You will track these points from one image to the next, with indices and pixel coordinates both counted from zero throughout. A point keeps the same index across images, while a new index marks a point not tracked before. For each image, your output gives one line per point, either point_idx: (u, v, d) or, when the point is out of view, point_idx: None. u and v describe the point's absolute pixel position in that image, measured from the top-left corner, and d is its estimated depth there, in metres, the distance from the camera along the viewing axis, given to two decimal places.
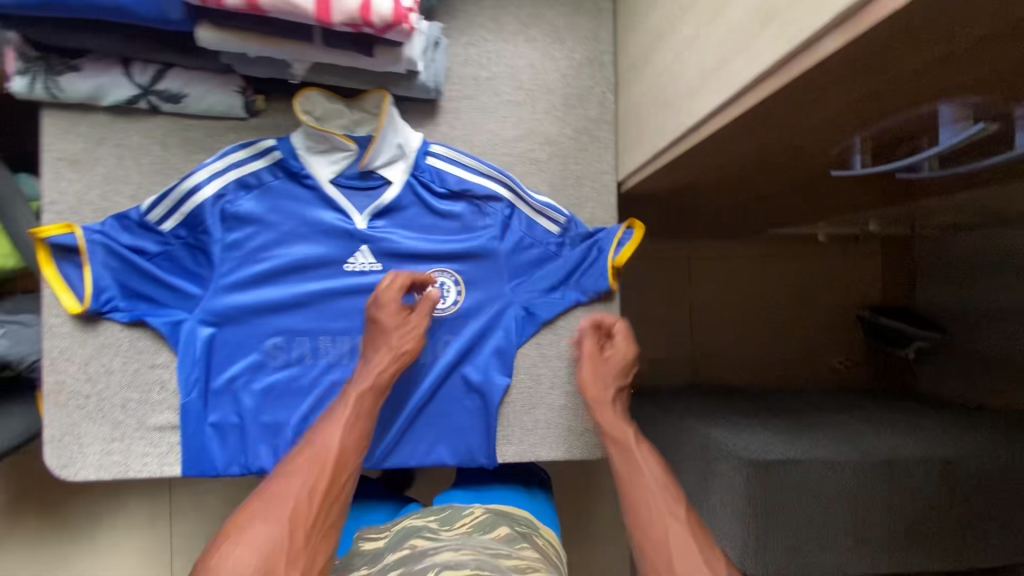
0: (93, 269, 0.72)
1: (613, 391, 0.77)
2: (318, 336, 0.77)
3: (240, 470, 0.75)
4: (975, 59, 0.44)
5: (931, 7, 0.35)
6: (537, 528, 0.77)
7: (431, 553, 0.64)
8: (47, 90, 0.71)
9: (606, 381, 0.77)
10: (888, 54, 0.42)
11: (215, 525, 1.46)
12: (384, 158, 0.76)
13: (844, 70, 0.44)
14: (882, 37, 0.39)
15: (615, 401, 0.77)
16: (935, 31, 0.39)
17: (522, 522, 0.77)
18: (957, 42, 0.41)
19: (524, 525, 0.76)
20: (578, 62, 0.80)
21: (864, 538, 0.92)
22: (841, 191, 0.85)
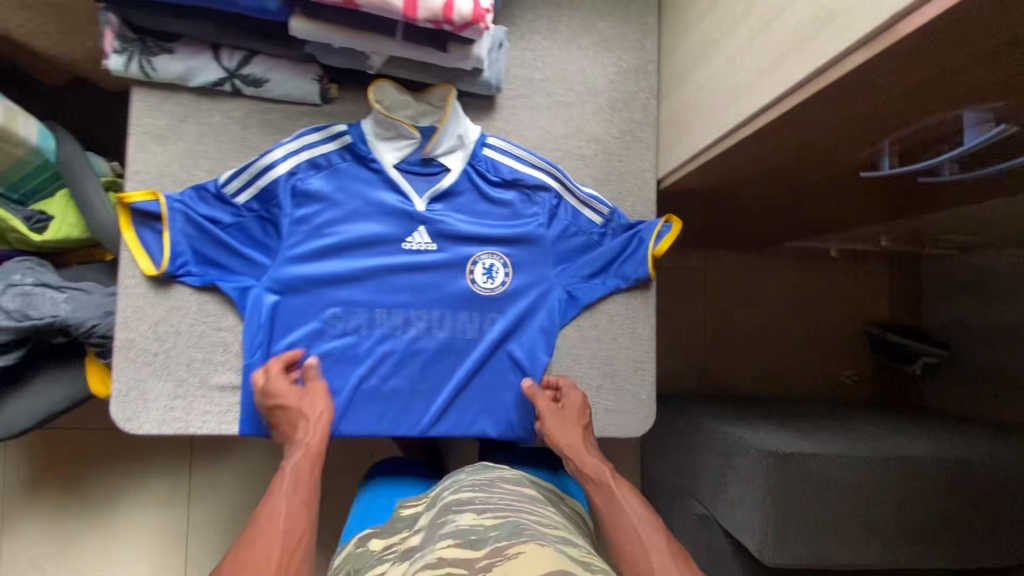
0: (171, 234, 0.78)
1: (581, 434, 0.79)
2: (374, 308, 0.83)
3: None
4: (1003, 66, 0.50)
5: (974, 11, 0.42)
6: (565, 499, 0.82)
7: (453, 517, 0.64)
8: (141, 69, 0.78)
9: (571, 429, 0.79)
10: (930, 55, 0.49)
11: (233, 507, 1.48)
12: (444, 147, 0.83)
13: (889, 68, 0.51)
14: (929, 36, 0.45)
15: (587, 443, 0.79)
16: (973, 34, 0.46)
17: (551, 491, 0.81)
18: (989, 48, 0.48)
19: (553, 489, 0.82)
20: (624, 69, 0.87)
21: (878, 531, 0.97)
22: (863, 199, 0.92)
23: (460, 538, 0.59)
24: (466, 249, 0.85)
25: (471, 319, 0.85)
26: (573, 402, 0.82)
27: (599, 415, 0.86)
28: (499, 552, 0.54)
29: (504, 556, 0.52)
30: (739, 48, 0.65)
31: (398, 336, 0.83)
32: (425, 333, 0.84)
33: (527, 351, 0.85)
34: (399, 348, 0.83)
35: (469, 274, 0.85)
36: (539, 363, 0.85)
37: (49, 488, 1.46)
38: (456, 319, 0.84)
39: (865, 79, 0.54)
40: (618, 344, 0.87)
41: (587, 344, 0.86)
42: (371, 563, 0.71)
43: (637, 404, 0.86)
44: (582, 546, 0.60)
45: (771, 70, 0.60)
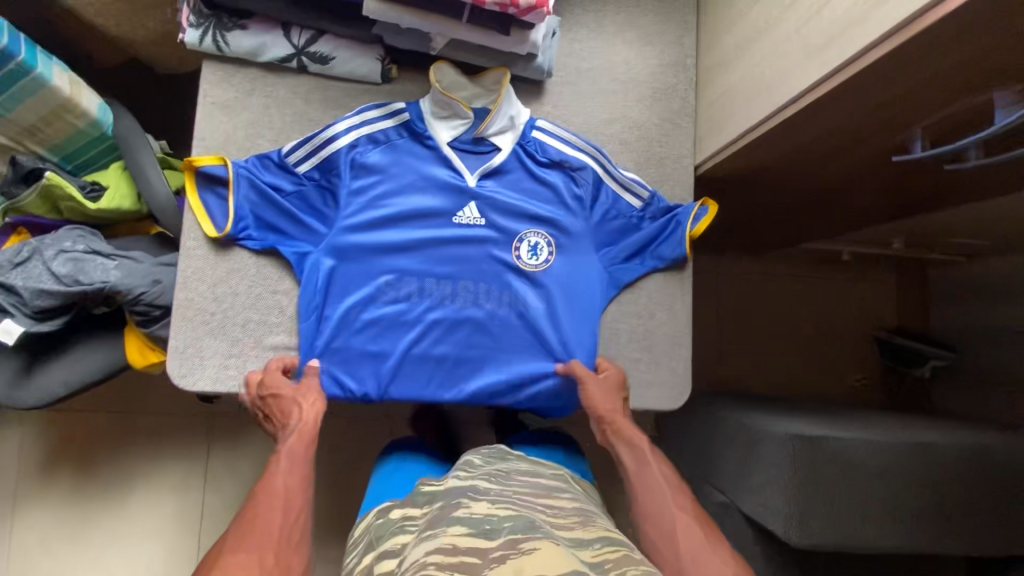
0: (235, 198, 0.81)
1: (620, 404, 0.84)
2: (425, 278, 0.86)
3: (346, 389, 0.83)
4: None
5: None
6: (578, 487, 0.85)
7: (465, 501, 0.67)
8: (215, 43, 0.82)
9: (613, 398, 0.84)
10: (978, 28, 0.54)
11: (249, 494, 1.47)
12: (496, 128, 0.87)
13: (940, 40, 0.56)
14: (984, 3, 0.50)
15: (625, 410, 0.85)
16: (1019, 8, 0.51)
17: (563, 480, 0.84)
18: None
19: (563, 475, 0.87)
20: (665, 62, 0.93)
21: (899, 512, 1.00)
22: (886, 193, 0.97)
23: (469, 524, 0.62)
24: (512, 226, 0.88)
25: (517, 293, 0.88)
26: (602, 382, 0.85)
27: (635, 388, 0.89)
28: (512, 545, 0.56)
29: (517, 550, 0.54)
30: (786, 35, 0.71)
31: (446, 305, 0.86)
32: (472, 305, 0.87)
33: (570, 325, 0.88)
34: (446, 317, 0.86)
35: (515, 250, 0.88)
36: (580, 338, 0.88)
37: (65, 468, 1.45)
38: (503, 292, 0.88)
39: (912, 57, 0.59)
40: (655, 320, 0.91)
41: (626, 320, 0.90)
42: (392, 532, 0.74)
43: (674, 378, 0.90)
44: (594, 546, 0.63)
45: (821, 51, 0.66)
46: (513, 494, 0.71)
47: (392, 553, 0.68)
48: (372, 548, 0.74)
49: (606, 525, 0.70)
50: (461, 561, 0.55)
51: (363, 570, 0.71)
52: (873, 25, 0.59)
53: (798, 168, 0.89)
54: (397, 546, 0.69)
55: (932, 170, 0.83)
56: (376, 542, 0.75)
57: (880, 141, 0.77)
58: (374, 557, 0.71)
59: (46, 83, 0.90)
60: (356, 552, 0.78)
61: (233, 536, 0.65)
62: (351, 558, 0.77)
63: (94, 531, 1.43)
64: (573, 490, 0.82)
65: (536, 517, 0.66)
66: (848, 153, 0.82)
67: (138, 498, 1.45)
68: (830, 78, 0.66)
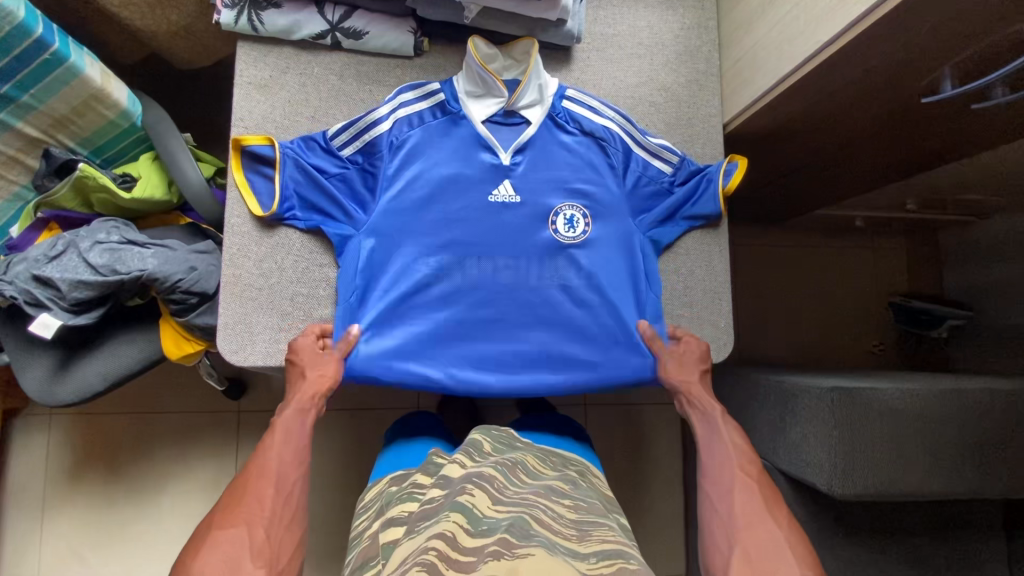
0: (281, 177, 0.82)
1: (698, 375, 0.84)
2: (464, 255, 0.85)
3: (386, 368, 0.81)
4: None
5: None
6: (583, 486, 0.81)
7: (469, 487, 0.66)
8: (250, 23, 0.84)
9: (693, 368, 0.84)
10: None
11: None
12: (526, 100, 0.88)
13: None
14: None
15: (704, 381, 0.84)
16: None
17: (568, 480, 0.81)
18: None
19: (569, 476, 0.83)
20: (688, 25, 0.95)
21: (941, 458, 1.00)
22: (906, 144, 0.99)
23: (468, 516, 0.61)
24: (548, 200, 0.87)
25: (556, 267, 0.87)
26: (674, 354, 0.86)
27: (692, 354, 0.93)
28: (507, 544, 0.58)
29: (513, 553, 0.56)
30: None
31: (485, 282, 0.85)
32: (511, 282, 0.86)
33: (610, 297, 0.87)
34: (485, 294, 0.85)
35: (552, 225, 0.87)
36: (622, 311, 0.88)
37: (90, 473, 1.43)
38: (542, 267, 0.86)
39: None
40: (694, 277, 0.91)
41: (668, 278, 0.92)
42: (400, 499, 0.74)
43: (717, 331, 0.92)
44: (590, 560, 0.61)
45: None
46: (514, 494, 0.70)
47: (399, 521, 0.68)
48: (380, 514, 0.74)
49: (606, 535, 0.67)
50: (458, 556, 0.56)
51: (370, 537, 0.71)
52: None
53: (825, 120, 0.90)
54: (404, 513, 0.69)
55: (957, 110, 0.84)
56: (385, 509, 0.74)
57: (906, 83, 0.79)
58: (381, 524, 0.71)
59: (78, 73, 0.91)
60: (366, 515, 0.78)
61: (221, 508, 0.63)
62: (362, 521, 0.77)
63: (125, 537, 1.42)
64: (579, 492, 0.78)
65: (533, 515, 0.66)
66: (875, 99, 0.84)
67: (170, 502, 1.43)
68: (859, 23, 0.67)
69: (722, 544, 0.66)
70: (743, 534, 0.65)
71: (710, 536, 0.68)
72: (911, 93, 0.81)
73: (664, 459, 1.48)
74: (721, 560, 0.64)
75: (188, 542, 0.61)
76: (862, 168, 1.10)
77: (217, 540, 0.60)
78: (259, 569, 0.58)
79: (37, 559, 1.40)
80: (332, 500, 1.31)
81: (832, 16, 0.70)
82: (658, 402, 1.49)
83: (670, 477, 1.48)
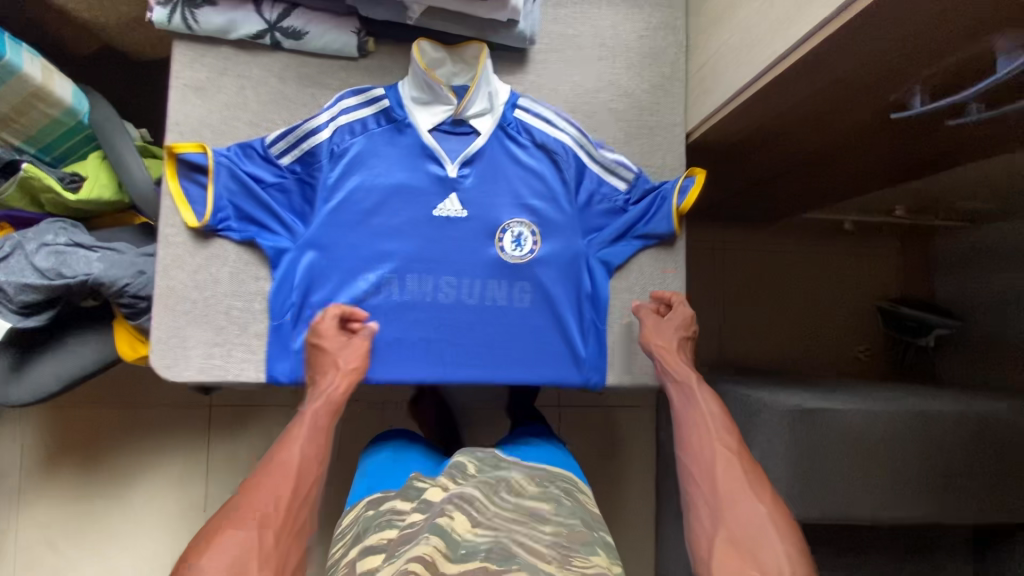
0: (215, 187, 0.79)
1: (678, 341, 0.80)
2: (405, 274, 0.82)
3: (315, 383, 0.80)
4: None
5: None
6: (567, 504, 0.77)
7: (449, 509, 0.67)
8: (185, 21, 0.79)
9: (669, 333, 0.81)
10: None
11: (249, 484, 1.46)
12: (475, 109, 0.84)
13: None
14: None
15: (681, 350, 0.80)
16: None
17: (550, 499, 0.76)
18: None
19: (552, 492, 0.78)
20: (654, 25, 0.89)
21: (902, 483, 0.97)
22: (883, 157, 0.94)
23: (446, 540, 0.62)
24: (495, 216, 0.84)
25: (501, 286, 0.84)
26: (649, 311, 0.84)
27: (632, 366, 0.86)
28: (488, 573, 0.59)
29: None
30: None
31: (426, 302, 0.83)
32: (454, 300, 0.83)
33: (556, 320, 0.85)
34: (429, 314, 0.83)
35: (498, 242, 0.84)
36: (570, 334, 0.85)
37: (67, 463, 1.45)
38: (487, 287, 0.84)
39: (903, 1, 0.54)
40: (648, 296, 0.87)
41: (618, 295, 0.87)
42: (377, 526, 0.70)
43: None
44: None
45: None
46: (494, 515, 0.70)
47: (377, 549, 0.65)
48: (358, 541, 0.71)
49: (586, 567, 0.65)
50: None
51: (347, 565, 0.67)
52: None
53: (795, 130, 0.85)
54: (382, 541, 0.67)
55: (930, 127, 0.79)
56: (361, 536, 0.71)
57: (874, 98, 0.74)
58: (358, 552, 0.67)
59: (15, 70, 0.88)
60: (342, 543, 0.74)
61: (230, 506, 0.58)
62: (338, 549, 0.74)
63: (109, 522, 1.44)
64: (566, 511, 0.74)
65: (514, 537, 0.66)
66: (843, 113, 0.79)
67: (152, 488, 1.45)
68: (817, 32, 0.61)
69: (707, 522, 0.63)
70: (727, 512, 0.62)
71: (693, 511, 0.65)
72: (880, 108, 0.76)
73: (637, 463, 1.46)
74: (706, 538, 0.61)
75: (186, 549, 0.55)
76: (839, 178, 1.05)
77: (221, 538, 0.54)
78: None
79: (14, 545, 1.43)
80: None
81: (791, 23, 0.64)
82: (634, 406, 1.47)
83: (644, 481, 1.46)
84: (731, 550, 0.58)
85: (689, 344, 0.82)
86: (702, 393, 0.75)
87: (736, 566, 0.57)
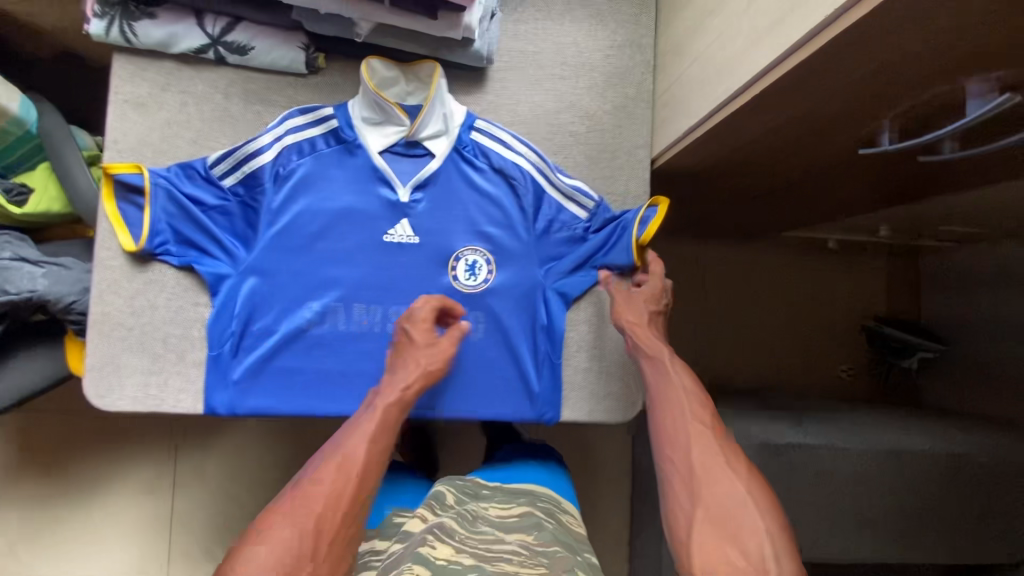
0: (151, 210, 0.75)
1: (647, 316, 0.76)
2: (352, 302, 0.79)
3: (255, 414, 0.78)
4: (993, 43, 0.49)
5: None
6: (548, 527, 0.72)
7: (430, 539, 0.62)
8: (123, 34, 0.75)
9: (640, 307, 0.76)
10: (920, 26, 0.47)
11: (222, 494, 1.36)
12: (429, 130, 0.80)
13: (884, 35, 0.49)
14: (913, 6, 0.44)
15: (651, 324, 0.76)
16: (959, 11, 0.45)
17: (528, 527, 0.71)
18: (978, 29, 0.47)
19: (532, 520, 0.73)
20: (619, 44, 0.85)
21: (864, 520, 0.95)
22: (857, 186, 0.90)
23: (429, 568, 0.56)
24: (448, 243, 0.81)
25: None
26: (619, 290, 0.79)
27: (588, 400, 0.83)
28: None
29: None
30: (734, 19, 0.64)
31: (375, 332, 0.80)
32: None
33: (509, 352, 0.82)
34: (377, 345, 0.80)
35: (451, 270, 0.81)
36: (523, 367, 0.82)
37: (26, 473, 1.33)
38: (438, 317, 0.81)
39: (861, 43, 0.50)
40: (606, 328, 0.84)
41: (575, 327, 0.83)
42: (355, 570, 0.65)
43: (625, 390, 0.84)
44: None
45: (770, 30, 0.57)
46: (477, 543, 0.65)
47: None
48: None
49: None
50: None
51: None
52: (806, 16, 0.52)
53: (762, 159, 0.81)
54: None
55: (900, 163, 0.75)
56: None
57: (841, 134, 0.70)
58: None
59: None
60: None
61: (288, 499, 0.57)
62: None
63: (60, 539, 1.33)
64: (547, 537, 0.68)
65: (498, 565, 0.60)
66: (811, 146, 0.75)
67: (114, 501, 1.35)
68: (774, 69, 0.58)
69: (685, 502, 0.60)
70: (704, 490, 0.58)
71: (669, 490, 0.62)
72: (847, 142, 0.72)
73: None
74: (684, 520, 0.58)
75: (241, 535, 0.55)
76: (813, 203, 1.02)
77: (271, 537, 0.53)
78: None
79: None
80: None
81: (750, 57, 0.61)
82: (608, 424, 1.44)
83: None
84: (710, 528, 0.56)
85: (659, 319, 0.77)
86: (675, 367, 0.71)
87: (715, 545, 0.55)
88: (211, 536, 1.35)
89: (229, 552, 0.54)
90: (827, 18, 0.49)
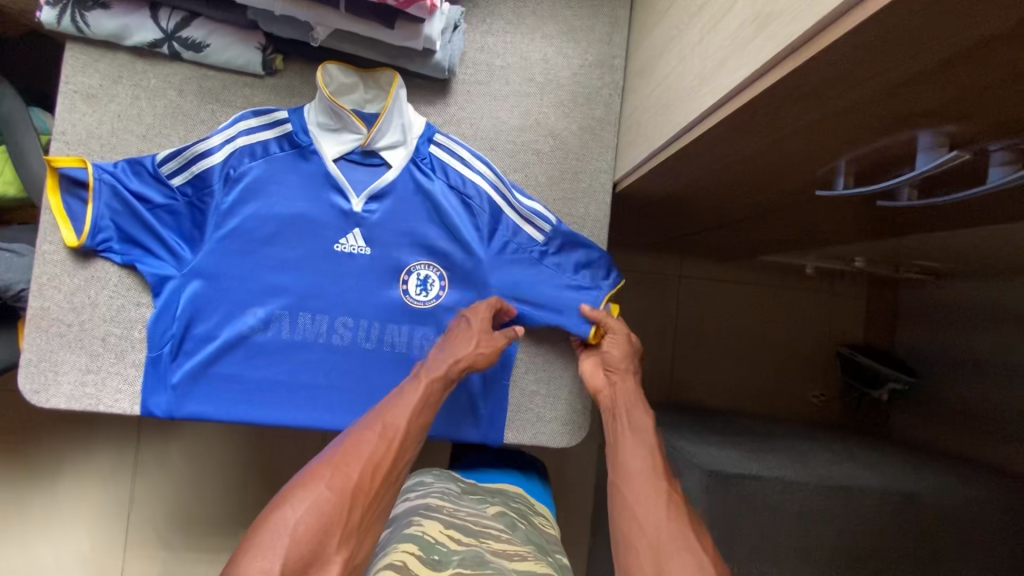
0: (95, 207, 0.73)
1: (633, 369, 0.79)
2: (298, 312, 0.78)
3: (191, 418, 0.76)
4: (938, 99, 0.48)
5: (885, 35, 0.39)
6: (521, 528, 0.68)
7: (418, 520, 0.62)
8: (75, 25, 0.73)
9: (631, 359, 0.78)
10: (863, 76, 0.46)
11: (184, 480, 1.24)
12: (386, 140, 0.79)
13: (825, 84, 0.47)
14: (849, 57, 0.43)
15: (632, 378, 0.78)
16: (897, 67, 0.43)
17: (505, 519, 0.69)
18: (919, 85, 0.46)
19: (509, 516, 0.70)
20: (589, 63, 0.84)
21: (814, 556, 0.93)
22: (828, 222, 0.87)
23: (421, 544, 0.56)
24: (400, 257, 0.79)
25: (401, 331, 0.79)
26: (620, 336, 0.79)
27: (534, 423, 0.83)
28: None
29: None
30: (692, 49, 0.62)
31: (319, 343, 0.78)
32: (349, 343, 0.79)
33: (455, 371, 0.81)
34: (321, 356, 0.78)
35: (402, 284, 0.79)
36: (471, 383, 0.81)
37: None
38: (387, 330, 0.79)
39: (807, 88, 0.48)
40: (557, 352, 0.83)
41: (526, 349, 0.82)
42: None
43: (573, 415, 0.83)
44: None
45: (721, 65, 0.55)
46: (464, 518, 0.66)
47: None
48: None
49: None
50: None
51: None
52: (750, 58, 0.50)
53: (726, 189, 0.80)
54: None
55: (864, 203, 0.73)
56: None
57: (801, 172, 0.68)
58: None
59: None
60: None
61: (332, 459, 0.60)
62: None
63: None
64: (523, 535, 0.65)
65: (485, 543, 0.59)
66: (772, 180, 0.73)
67: (64, 489, 1.23)
68: (721, 107, 0.56)
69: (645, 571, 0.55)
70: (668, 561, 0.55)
71: (632, 555, 0.58)
72: (809, 180, 0.70)
73: None
74: None
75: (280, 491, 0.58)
76: (786, 233, 0.99)
77: (311, 495, 0.55)
78: (341, 556, 0.53)
79: None
80: (210, 511, 1.24)
81: (703, 92, 0.59)
82: None
83: None
84: None
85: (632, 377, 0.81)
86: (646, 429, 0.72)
87: None
88: (166, 527, 1.23)
89: (268, 506, 0.56)
90: (772, 60, 0.47)
